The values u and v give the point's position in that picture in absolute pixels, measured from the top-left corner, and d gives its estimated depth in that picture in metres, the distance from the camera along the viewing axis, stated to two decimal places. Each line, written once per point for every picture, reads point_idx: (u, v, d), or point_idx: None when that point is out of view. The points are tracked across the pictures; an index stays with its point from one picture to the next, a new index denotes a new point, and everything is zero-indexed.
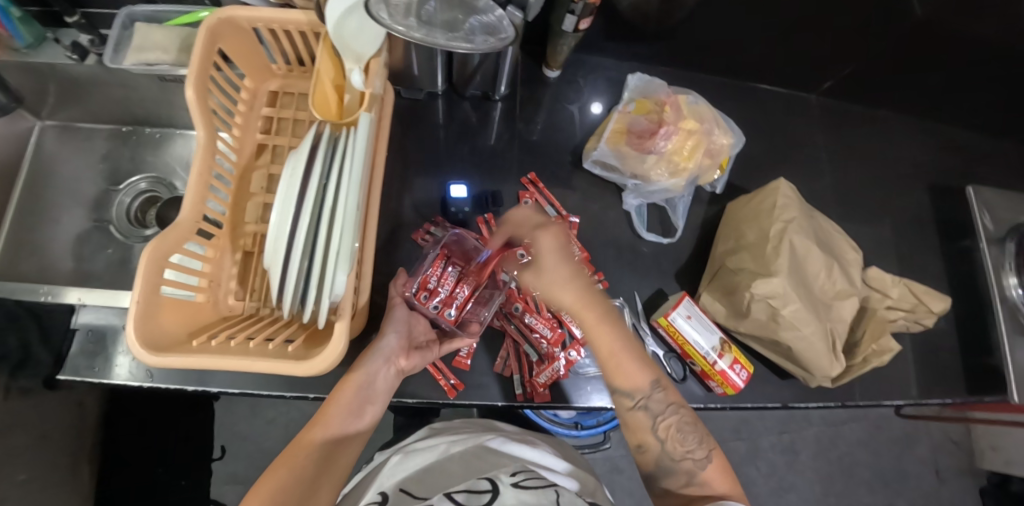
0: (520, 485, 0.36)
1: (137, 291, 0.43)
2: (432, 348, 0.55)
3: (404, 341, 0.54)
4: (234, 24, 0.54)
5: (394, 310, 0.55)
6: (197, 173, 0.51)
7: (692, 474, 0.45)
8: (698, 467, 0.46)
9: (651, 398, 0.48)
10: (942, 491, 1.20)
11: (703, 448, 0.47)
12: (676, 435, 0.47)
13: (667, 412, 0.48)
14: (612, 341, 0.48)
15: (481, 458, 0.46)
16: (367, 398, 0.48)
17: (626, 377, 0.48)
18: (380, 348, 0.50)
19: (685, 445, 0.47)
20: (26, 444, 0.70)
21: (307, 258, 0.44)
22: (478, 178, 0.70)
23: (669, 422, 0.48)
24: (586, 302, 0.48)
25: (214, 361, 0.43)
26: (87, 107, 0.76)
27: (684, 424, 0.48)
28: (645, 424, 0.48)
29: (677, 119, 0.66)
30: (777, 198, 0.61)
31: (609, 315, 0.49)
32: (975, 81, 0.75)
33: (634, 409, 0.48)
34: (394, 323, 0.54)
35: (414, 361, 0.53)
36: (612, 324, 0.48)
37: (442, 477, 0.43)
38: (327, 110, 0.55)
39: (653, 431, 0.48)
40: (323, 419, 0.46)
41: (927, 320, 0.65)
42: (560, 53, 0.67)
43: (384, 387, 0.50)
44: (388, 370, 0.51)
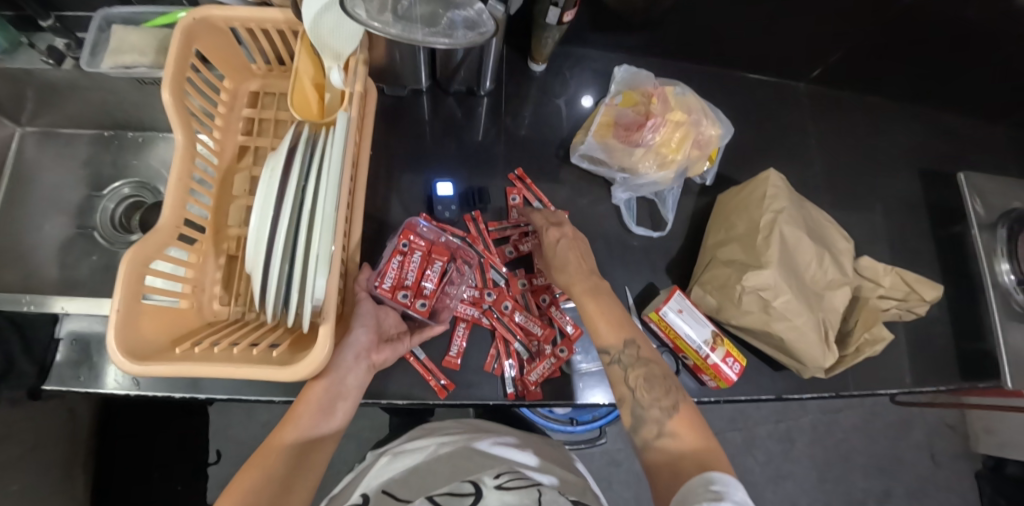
0: (503, 487, 0.36)
1: (117, 299, 0.42)
2: (404, 340, 0.54)
3: (375, 335, 0.52)
4: (210, 24, 0.53)
5: (361, 303, 0.52)
6: (176, 177, 0.51)
7: (661, 422, 0.44)
8: (662, 421, 0.45)
9: (626, 351, 0.50)
10: (938, 475, 1.21)
11: (669, 397, 0.46)
12: (643, 384, 0.48)
13: (639, 364, 0.49)
14: (605, 308, 0.53)
15: (467, 459, 0.45)
16: (337, 395, 0.47)
17: (605, 333, 0.51)
18: (349, 343, 0.49)
19: (652, 393, 0.47)
20: (17, 454, 0.69)
21: (288, 262, 0.43)
22: (465, 174, 0.69)
23: (637, 372, 0.49)
24: (579, 277, 0.55)
25: (198, 368, 0.43)
26: (66, 112, 0.74)
27: (652, 375, 0.48)
28: (619, 377, 0.49)
29: (665, 111, 0.65)
30: (766, 189, 0.61)
31: (599, 291, 0.54)
32: (964, 66, 0.74)
33: (611, 363, 0.50)
34: (363, 317, 0.51)
35: (385, 355, 0.52)
36: (602, 297, 0.54)
37: (426, 479, 0.43)
38: (309, 110, 0.55)
39: (624, 382, 0.49)
40: (294, 419, 0.45)
41: (919, 308, 0.65)
42: (545, 46, 0.66)
43: (355, 383, 0.48)
44: (358, 367, 0.49)
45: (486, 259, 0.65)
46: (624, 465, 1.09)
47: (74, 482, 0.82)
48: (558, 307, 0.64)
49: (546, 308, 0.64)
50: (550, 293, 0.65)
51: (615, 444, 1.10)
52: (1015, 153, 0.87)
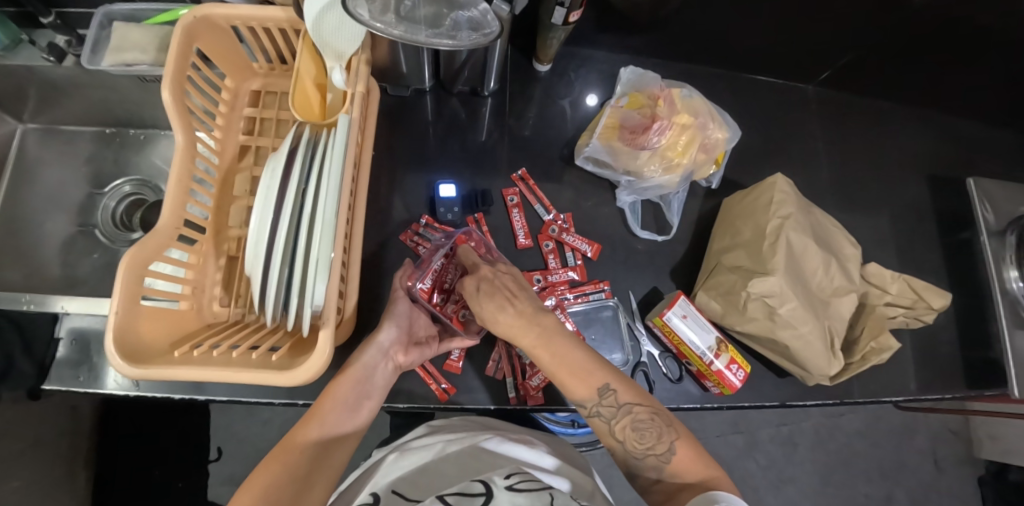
0: (514, 487, 0.34)
1: (115, 301, 0.42)
2: (431, 344, 0.54)
3: (405, 336, 0.52)
4: (211, 23, 0.52)
5: (396, 303, 0.53)
6: (176, 178, 0.50)
7: (658, 469, 0.43)
8: (663, 461, 0.43)
9: (603, 401, 0.46)
10: (940, 480, 1.20)
11: (663, 442, 0.43)
12: (634, 434, 0.44)
13: (621, 413, 0.45)
14: (561, 355, 0.47)
15: (479, 460, 0.44)
16: (364, 393, 0.47)
17: (576, 385, 0.46)
18: (379, 341, 0.49)
19: (645, 441, 0.44)
20: (18, 451, 0.69)
21: (287, 265, 0.43)
22: (467, 176, 0.68)
23: (624, 421, 0.45)
24: (518, 329, 0.48)
25: (194, 372, 0.42)
26: (68, 109, 0.74)
27: (640, 421, 0.44)
28: (604, 431, 0.46)
29: (671, 113, 0.64)
30: (773, 194, 0.60)
31: (548, 335, 0.47)
32: (976, 70, 0.73)
33: (592, 416, 0.46)
34: (397, 316, 0.52)
35: (413, 358, 0.51)
36: (555, 347, 0.47)
37: (437, 481, 0.42)
38: (310, 111, 0.54)
39: (612, 435, 0.46)
40: (320, 412, 0.44)
41: (927, 316, 0.64)
42: (550, 46, 0.65)
43: (380, 383, 0.49)
44: (386, 366, 0.50)
45: None
46: None
47: (76, 479, 0.82)
48: (562, 311, 0.62)
49: (551, 311, 0.62)
50: (556, 295, 0.63)
51: None
52: None
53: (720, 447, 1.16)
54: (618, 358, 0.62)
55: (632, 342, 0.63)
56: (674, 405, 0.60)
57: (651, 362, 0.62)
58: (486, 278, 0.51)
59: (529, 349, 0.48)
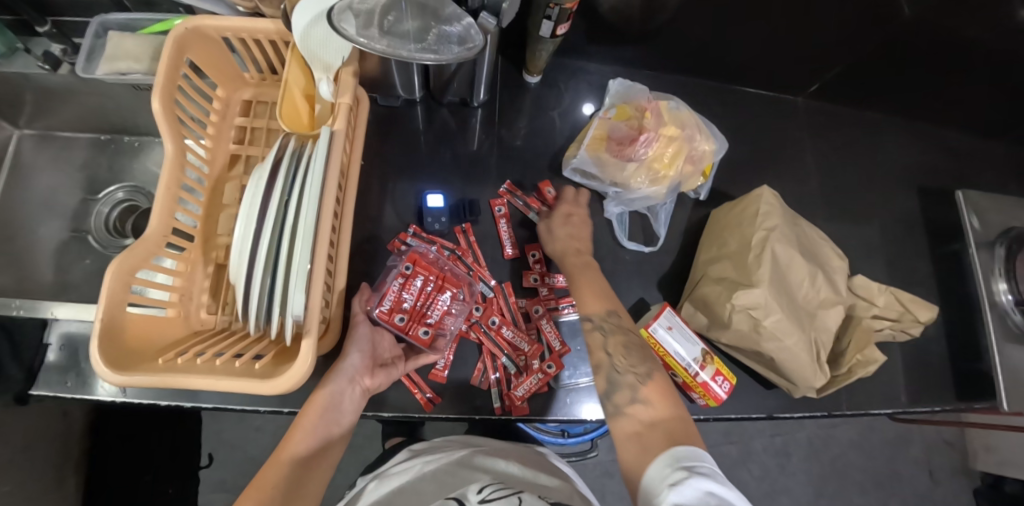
0: (487, 500, 0.36)
1: (101, 308, 0.42)
2: (398, 365, 0.54)
3: (369, 360, 0.52)
4: (202, 34, 0.53)
5: (356, 327, 0.52)
6: (165, 185, 0.50)
7: (634, 388, 0.47)
8: (640, 380, 0.48)
9: (609, 320, 0.54)
10: (935, 492, 1.19)
11: (645, 365, 0.50)
12: (622, 351, 0.51)
13: (620, 331, 0.53)
14: (592, 278, 0.58)
15: (452, 474, 0.46)
16: (334, 420, 0.48)
17: (591, 302, 0.55)
18: (344, 369, 0.49)
19: (630, 359, 0.50)
20: (9, 455, 0.70)
21: (270, 274, 0.43)
22: (457, 185, 0.69)
23: (618, 339, 0.52)
24: (572, 248, 0.61)
25: (177, 380, 0.43)
26: (63, 116, 0.75)
27: (630, 342, 0.52)
28: (598, 343, 0.52)
29: (658, 125, 0.64)
30: (759, 206, 0.60)
31: (586, 267, 0.59)
32: (963, 83, 0.74)
33: (593, 330, 0.53)
34: (358, 341, 0.51)
35: (379, 381, 0.51)
36: (590, 276, 0.58)
37: (413, 498, 0.43)
38: (299, 121, 0.55)
39: (603, 348, 0.52)
40: (290, 442, 0.45)
41: (913, 329, 0.64)
42: (539, 58, 0.66)
43: (351, 408, 0.49)
44: (353, 391, 0.49)
45: (476, 272, 0.64)
46: (617, 477, 1.08)
47: (66, 484, 0.82)
48: (549, 320, 0.63)
49: (538, 320, 0.63)
50: (543, 305, 0.64)
51: (608, 455, 1.09)
52: (1016, 170, 0.86)
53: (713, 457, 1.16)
54: None
55: None
56: None
57: None
58: (580, 218, 0.64)
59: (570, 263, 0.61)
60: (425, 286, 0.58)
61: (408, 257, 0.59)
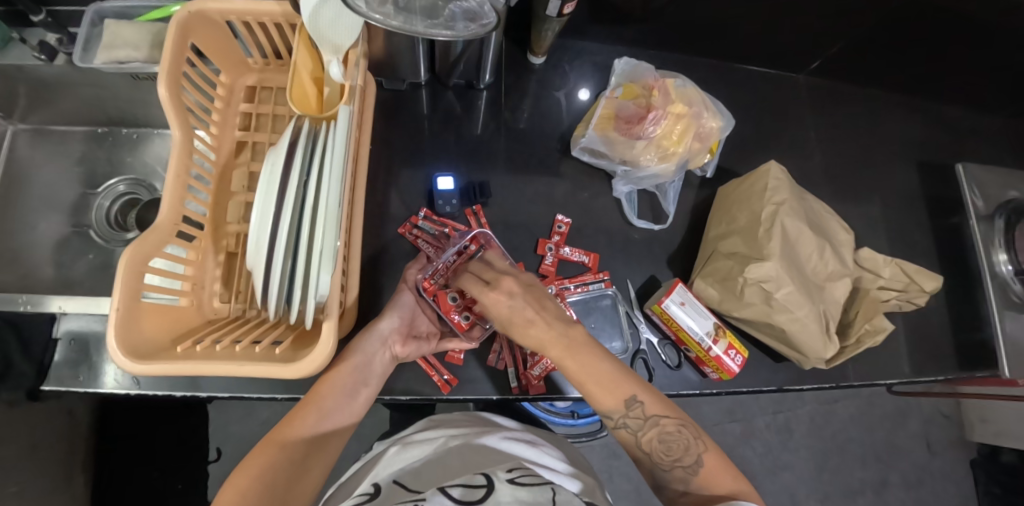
0: (516, 482, 0.35)
1: (116, 297, 0.42)
2: (429, 341, 0.55)
3: (405, 327, 0.54)
4: (206, 18, 0.52)
5: (401, 294, 0.56)
6: (174, 173, 0.50)
7: (686, 481, 0.43)
8: (690, 473, 0.43)
9: (630, 414, 0.45)
10: (933, 464, 1.22)
11: (691, 454, 0.44)
12: (660, 446, 0.45)
13: (649, 425, 0.45)
14: (588, 367, 0.46)
15: (478, 454, 0.45)
16: (363, 381, 0.50)
17: (603, 396, 0.46)
18: (378, 330, 0.52)
19: (672, 454, 0.44)
20: (18, 455, 0.69)
21: (290, 257, 0.43)
22: (464, 168, 0.68)
23: (651, 434, 0.45)
24: (547, 341, 0.47)
25: (198, 367, 0.42)
26: (59, 108, 0.73)
27: (666, 434, 0.45)
28: (630, 442, 0.46)
29: (666, 103, 0.64)
30: (768, 181, 0.60)
31: (576, 345, 0.46)
32: (961, 57, 0.74)
33: (617, 428, 0.46)
34: (400, 307, 0.55)
35: (409, 350, 0.53)
36: (581, 353, 0.46)
37: (438, 473, 0.42)
38: (308, 105, 0.54)
39: (639, 447, 0.46)
40: (319, 395, 0.48)
41: (919, 299, 0.65)
42: (544, 38, 0.66)
43: (379, 371, 0.51)
44: (384, 355, 0.52)
45: None
46: (624, 458, 1.10)
47: (74, 483, 0.81)
48: (562, 300, 0.63)
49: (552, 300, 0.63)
50: (556, 284, 0.64)
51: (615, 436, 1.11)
52: (1012, 145, 0.87)
53: (718, 436, 1.17)
54: (619, 346, 0.62)
55: (632, 331, 0.63)
56: (672, 391, 0.61)
57: (651, 350, 0.63)
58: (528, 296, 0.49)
59: (556, 361, 0.47)
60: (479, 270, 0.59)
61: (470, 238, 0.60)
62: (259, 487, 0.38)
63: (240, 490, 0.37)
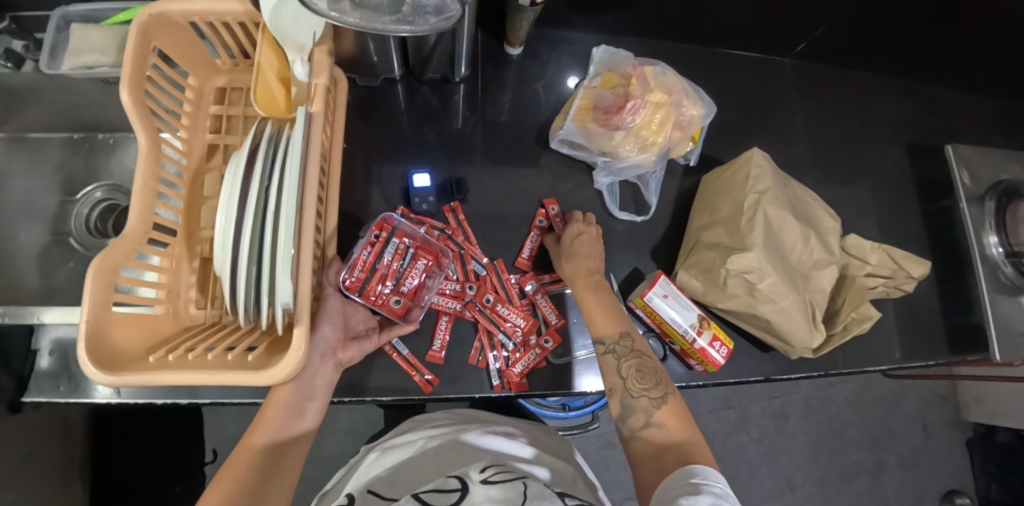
0: (489, 481, 0.35)
1: (86, 309, 0.41)
2: (370, 337, 0.54)
3: (341, 332, 0.51)
4: (168, 20, 0.51)
5: (328, 300, 0.50)
6: (142, 180, 0.49)
7: (649, 412, 0.47)
8: (655, 405, 0.47)
9: (622, 343, 0.52)
10: (930, 445, 1.22)
11: (659, 389, 0.49)
12: (635, 375, 0.50)
13: (632, 355, 0.52)
14: (607, 301, 0.56)
15: (456, 455, 0.45)
16: (307, 395, 0.48)
17: (605, 322, 0.54)
18: (314, 343, 0.48)
19: (643, 384, 0.49)
20: (13, 463, 0.69)
21: (256, 265, 0.42)
22: (443, 164, 0.67)
23: (631, 363, 0.51)
24: (580, 271, 0.58)
25: (171, 377, 0.42)
26: (32, 116, 0.72)
27: (643, 367, 0.51)
28: (612, 367, 0.51)
29: (645, 92, 0.63)
30: (750, 169, 0.59)
31: (599, 286, 0.57)
32: (952, 33, 0.72)
33: (605, 353, 0.52)
34: (329, 315, 0.50)
35: (352, 352, 0.51)
36: (601, 293, 0.57)
37: (413, 479, 0.43)
38: (275, 107, 0.53)
39: (618, 372, 0.51)
40: (264, 420, 0.45)
41: (907, 285, 0.64)
42: (520, 28, 0.64)
43: (323, 383, 0.49)
44: (326, 365, 0.49)
45: (467, 250, 0.63)
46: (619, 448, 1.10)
47: (73, 488, 0.82)
48: (543, 295, 0.63)
49: (532, 295, 0.63)
50: (536, 280, 0.64)
51: (610, 427, 1.11)
52: (1005, 123, 0.85)
53: (713, 423, 1.18)
54: None
55: None
56: None
57: None
58: (592, 237, 0.61)
59: (579, 287, 0.57)
60: (401, 253, 0.60)
61: (374, 226, 0.59)
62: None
63: None
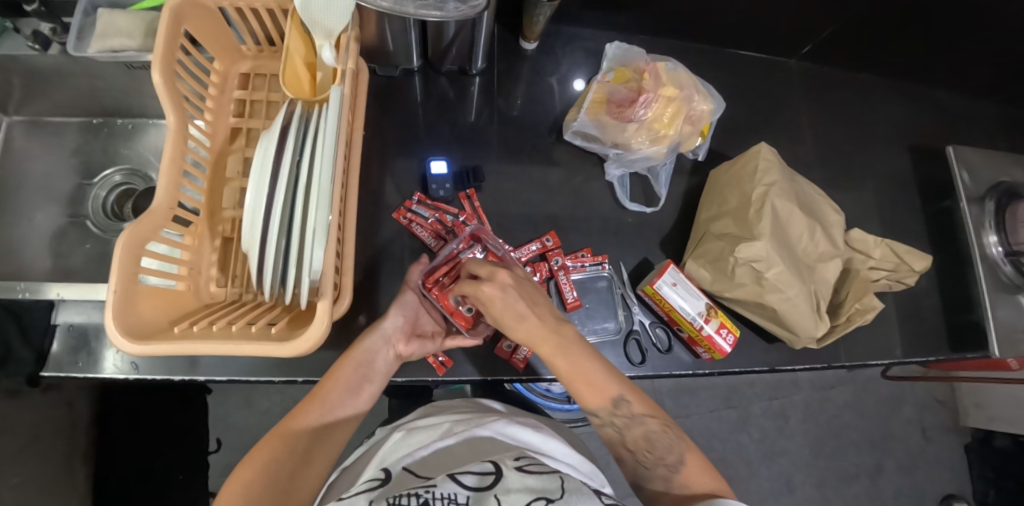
0: (525, 469, 0.35)
1: (114, 280, 0.42)
2: (433, 340, 0.56)
3: (409, 326, 0.55)
4: (199, 5, 0.52)
5: (404, 293, 0.56)
6: (168, 159, 0.50)
7: (668, 479, 0.44)
8: (673, 471, 0.44)
9: (616, 412, 0.47)
10: (929, 449, 1.23)
11: (674, 453, 0.45)
12: (645, 444, 0.46)
13: (633, 424, 0.47)
14: (578, 367, 0.46)
15: (482, 442, 0.44)
16: (366, 376, 0.50)
17: (592, 396, 0.46)
18: (382, 327, 0.52)
19: (656, 452, 0.46)
20: (19, 445, 0.70)
21: (285, 237, 0.43)
22: (458, 153, 0.69)
23: (636, 432, 0.47)
24: (537, 337, 0.46)
25: (198, 346, 0.43)
26: (54, 98, 0.73)
27: (652, 432, 0.47)
28: (617, 440, 0.48)
29: (657, 86, 0.65)
30: (758, 162, 0.61)
31: (567, 346, 0.46)
32: (954, 38, 0.75)
33: (602, 425, 0.48)
34: (404, 306, 0.55)
35: (413, 348, 0.54)
36: (572, 352, 0.46)
37: (445, 459, 0.42)
38: (301, 89, 0.55)
39: (623, 444, 0.48)
40: (323, 391, 0.48)
41: (909, 278, 0.66)
42: (537, 23, 0.65)
43: (383, 369, 0.52)
44: (387, 352, 0.52)
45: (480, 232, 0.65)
46: None
47: (76, 475, 0.82)
48: (566, 273, 0.63)
49: (555, 272, 0.63)
50: (562, 258, 0.64)
51: None
52: (1003, 128, 0.88)
53: (714, 422, 1.19)
54: (612, 326, 0.63)
55: (625, 312, 0.64)
56: (666, 372, 0.62)
57: (643, 330, 0.64)
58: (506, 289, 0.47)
59: (545, 357, 0.47)
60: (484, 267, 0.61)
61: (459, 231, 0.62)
62: (264, 482, 0.39)
63: (244, 483, 0.38)
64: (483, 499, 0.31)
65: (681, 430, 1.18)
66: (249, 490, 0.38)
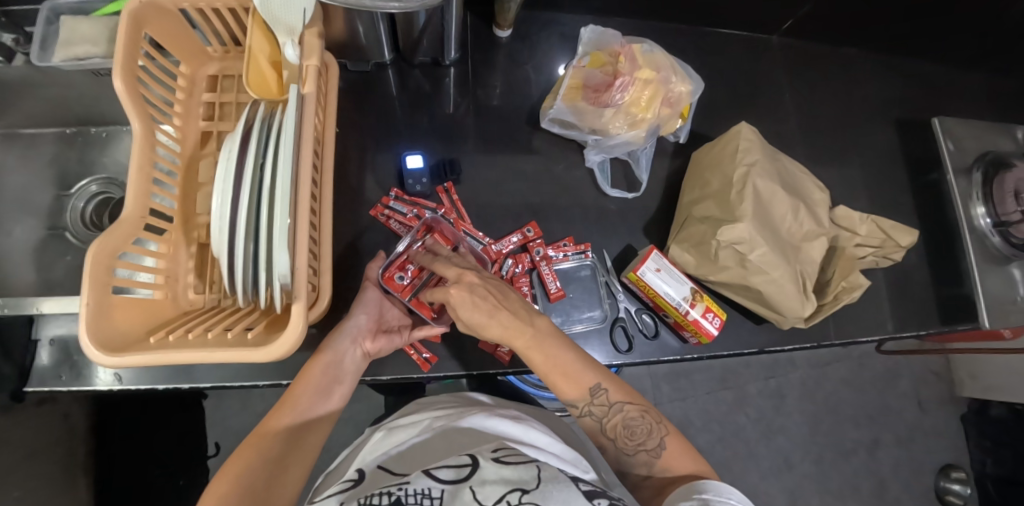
0: (501, 460, 0.35)
1: (86, 293, 0.42)
2: (400, 333, 0.55)
3: (374, 323, 0.54)
4: (159, 7, 0.51)
5: (365, 291, 0.56)
6: (136, 167, 0.49)
7: (650, 464, 0.45)
8: (654, 456, 0.45)
9: (594, 401, 0.47)
10: (926, 421, 1.24)
11: (653, 437, 0.46)
12: (624, 432, 0.47)
13: (612, 413, 0.47)
14: (554, 360, 0.46)
15: (461, 436, 0.44)
16: (335, 377, 0.50)
17: (569, 387, 0.47)
18: (348, 327, 0.52)
19: (636, 438, 0.46)
20: (15, 459, 0.69)
21: (253, 241, 0.42)
22: (435, 147, 0.68)
23: (616, 419, 0.47)
24: (511, 332, 0.46)
25: (176, 354, 0.42)
26: (25, 109, 0.72)
27: (630, 419, 0.47)
28: (597, 429, 0.48)
29: (633, 69, 0.64)
30: (739, 142, 0.60)
31: (542, 338, 0.46)
32: (938, 7, 0.73)
33: (582, 416, 0.48)
34: (366, 304, 0.54)
35: (381, 344, 0.53)
36: (547, 347, 0.46)
37: (424, 454, 0.42)
38: (268, 89, 0.54)
39: (603, 433, 0.48)
40: (294, 396, 0.48)
41: (895, 254, 0.65)
42: (509, 11, 0.64)
43: (352, 368, 0.52)
44: (355, 352, 0.52)
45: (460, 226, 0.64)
46: None
47: (78, 485, 0.81)
48: (548, 263, 0.63)
49: (538, 263, 0.63)
50: (544, 249, 0.64)
51: None
52: (991, 96, 0.86)
53: (711, 404, 1.19)
54: (598, 314, 0.62)
55: (610, 300, 0.64)
56: (653, 359, 0.62)
57: (629, 317, 0.63)
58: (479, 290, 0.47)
59: (520, 353, 0.46)
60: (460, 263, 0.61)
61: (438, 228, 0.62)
62: (242, 489, 0.38)
63: (221, 494, 0.37)
64: (458, 493, 0.31)
65: (678, 413, 1.18)
66: (227, 498, 0.37)
